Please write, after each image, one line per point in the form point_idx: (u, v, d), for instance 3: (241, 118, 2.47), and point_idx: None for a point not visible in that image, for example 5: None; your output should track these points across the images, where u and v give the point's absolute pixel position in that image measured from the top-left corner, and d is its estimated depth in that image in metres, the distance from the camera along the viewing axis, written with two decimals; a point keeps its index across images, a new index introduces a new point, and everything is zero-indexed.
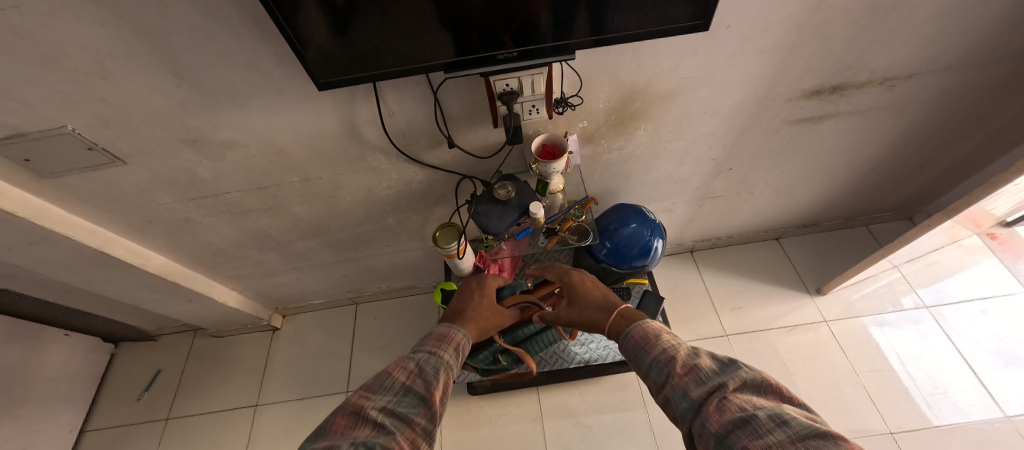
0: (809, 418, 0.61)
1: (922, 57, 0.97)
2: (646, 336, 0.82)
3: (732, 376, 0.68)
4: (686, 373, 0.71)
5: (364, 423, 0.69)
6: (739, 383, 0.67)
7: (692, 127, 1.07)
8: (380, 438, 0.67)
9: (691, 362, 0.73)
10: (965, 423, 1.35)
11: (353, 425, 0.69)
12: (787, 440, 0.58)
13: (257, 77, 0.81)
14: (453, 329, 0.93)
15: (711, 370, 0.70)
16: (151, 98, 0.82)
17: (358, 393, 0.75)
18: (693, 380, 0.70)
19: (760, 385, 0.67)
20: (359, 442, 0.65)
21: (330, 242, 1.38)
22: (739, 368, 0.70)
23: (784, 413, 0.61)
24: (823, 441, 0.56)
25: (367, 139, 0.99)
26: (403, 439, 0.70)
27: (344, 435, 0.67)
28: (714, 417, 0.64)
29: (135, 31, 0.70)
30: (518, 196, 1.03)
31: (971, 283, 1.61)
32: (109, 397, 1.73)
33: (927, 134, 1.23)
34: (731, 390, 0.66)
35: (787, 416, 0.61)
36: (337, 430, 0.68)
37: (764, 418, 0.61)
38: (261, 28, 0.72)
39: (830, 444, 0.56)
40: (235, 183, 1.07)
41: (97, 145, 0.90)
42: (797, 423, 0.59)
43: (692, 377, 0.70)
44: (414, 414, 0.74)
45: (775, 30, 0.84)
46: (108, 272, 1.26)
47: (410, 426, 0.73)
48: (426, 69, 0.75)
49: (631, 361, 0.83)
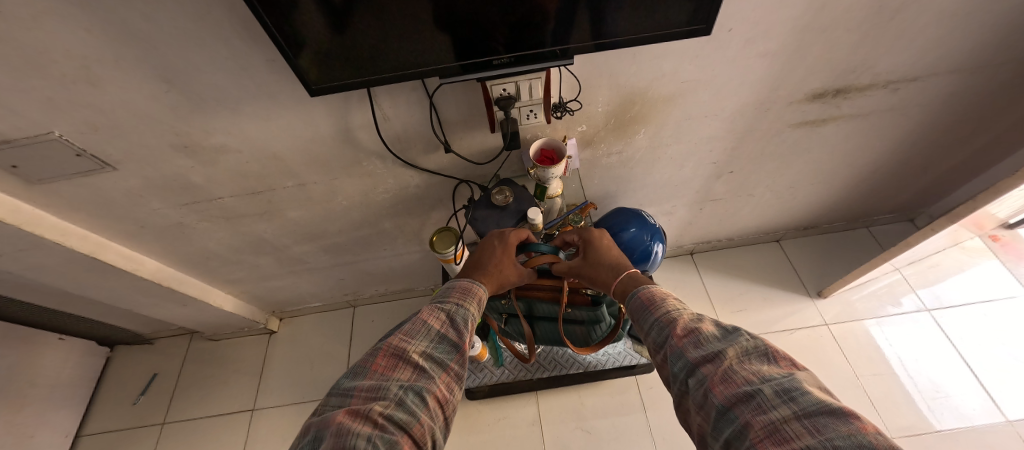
0: (823, 392, 0.52)
1: (927, 60, 0.95)
2: (650, 297, 0.75)
3: (737, 344, 0.60)
4: (686, 336, 0.64)
5: (405, 365, 0.66)
6: (744, 352, 0.59)
7: (693, 130, 1.06)
8: (423, 384, 0.65)
9: (693, 325, 0.65)
10: (967, 427, 1.35)
11: (392, 367, 0.65)
12: (794, 416, 0.50)
13: (248, 82, 0.79)
14: (479, 283, 0.83)
15: (715, 335, 0.62)
16: (140, 104, 0.80)
17: (395, 334, 0.70)
18: (692, 342, 0.63)
19: (772, 355, 0.58)
20: (406, 386, 0.63)
21: (327, 246, 1.37)
22: (747, 337, 0.61)
23: (794, 385, 0.53)
24: (837, 422, 0.48)
25: (362, 144, 0.97)
26: (443, 384, 0.67)
27: (386, 378, 0.64)
28: (714, 386, 0.56)
29: (122, 35, 0.68)
30: (516, 201, 1.01)
31: (973, 285, 1.60)
32: (105, 401, 1.71)
33: (931, 136, 1.22)
34: (736, 358, 0.58)
35: (798, 389, 0.52)
36: (376, 372, 0.64)
37: (769, 392, 0.53)
38: (251, 33, 0.70)
39: (844, 426, 0.47)
40: (229, 188, 1.05)
41: (86, 151, 0.88)
42: (808, 399, 0.51)
43: (691, 341, 0.63)
44: (449, 361, 0.70)
45: (778, 33, 0.82)
46: (101, 277, 1.24)
47: (448, 370, 0.69)
48: (422, 75, 0.74)
49: (631, 318, 0.76)
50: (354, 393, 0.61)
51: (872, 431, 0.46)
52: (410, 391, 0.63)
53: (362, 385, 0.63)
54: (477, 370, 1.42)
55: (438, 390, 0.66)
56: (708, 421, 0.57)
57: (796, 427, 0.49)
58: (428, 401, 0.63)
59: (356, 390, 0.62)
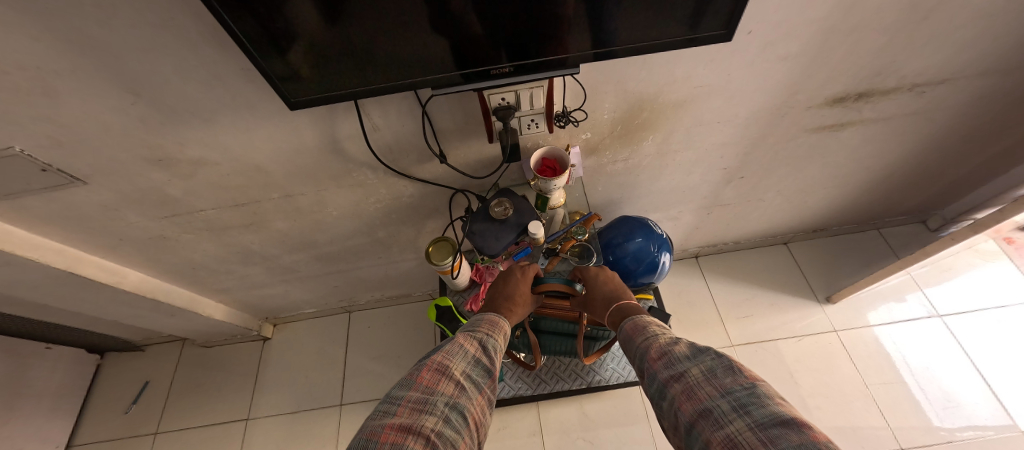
0: (779, 402, 0.56)
1: (957, 61, 0.89)
2: (634, 326, 0.78)
3: (703, 362, 0.64)
4: (659, 358, 0.68)
5: (449, 380, 0.65)
6: (710, 369, 0.63)
7: (704, 137, 1.00)
8: (464, 402, 0.64)
9: (666, 348, 0.69)
10: (978, 437, 1.33)
11: (436, 382, 0.65)
12: (749, 428, 0.54)
13: (223, 92, 0.72)
14: (503, 316, 0.82)
15: (684, 355, 0.67)
16: (106, 117, 0.73)
17: (438, 350, 0.70)
18: (664, 364, 0.67)
19: (735, 368, 0.62)
20: (450, 403, 0.63)
21: (318, 255, 1.31)
22: (714, 354, 0.65)
23: (751, 399, 0.57)
24: (789, 433, 0.52)
25: (351, 155, 0.91)
26: (479, 405, 0.67)
27: (431, 393, 0.63)
28: (681, 404, 0.61)
29: (77, 45, 0.61)
30: (517, 214, 0.95)
31: (987, 290, 1.56)
32: (96, 411, 1.66)
33: (951, 139, 1.16)
34: (701, 375, 0.63)
35: (754, 403, 0.56)
36: (422, 385, 0.63)
37: (727, 407, 0.57)
38: (222, 40, 0.63)
39: (795, 438, 0.51)
40: (210, 201, 0.99)
41: (52, 166, 0.81)
42: (762, 411, 0.55)
43: (663, 362, 0.67)
44: (486, 382, 0.70)
45: (800, 35, 0.76)
46: (82, 291, 1.18)
47: (484, 392, 0.69)
48: (412, 86, 0.67)
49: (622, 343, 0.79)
50: (402, 404, 0.61)
51: (820, 439, 0.50)
52: (453, 408, 0.63)
53: (409, 396, 0.62)
54: None
55: (475, 411, 0.66)
56: (683, 439, 0.62)
57: (751, 438, 0.53)
58: (469, 421, 0.64)
59: (403, 401, 0.61)
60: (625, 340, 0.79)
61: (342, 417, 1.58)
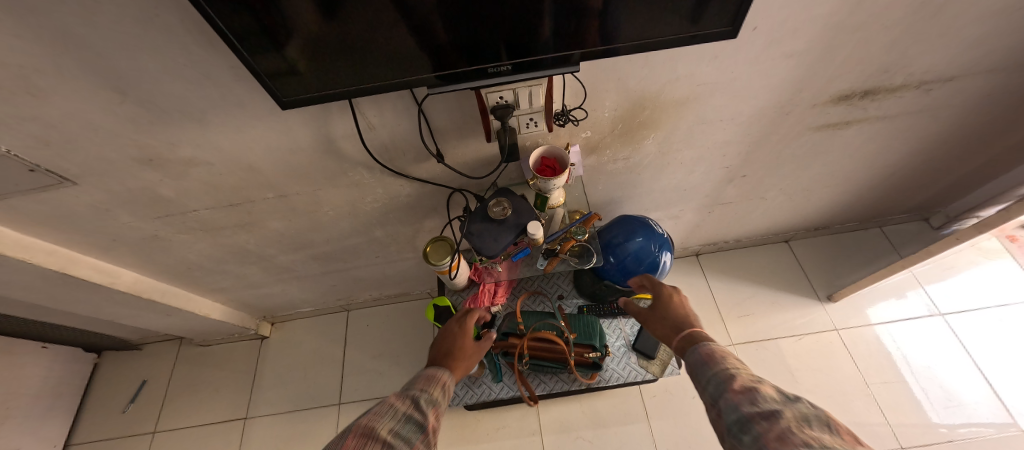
0: None
1: (965, 58, 0.87)
2: (712, 354, 0.74)
3: (797, 409, 0.58)
4: (743, 392, 0.63)
5: (373, 442, 0.61)
6: (804, 417, 0.56)
7: (706, 135, 0.98)
8: None
9: (752, 385, 0.64)
10: (977, 436, 1.32)
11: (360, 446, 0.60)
12: None
13: (214, 91, 0.70)
14: (443, 370, 0.80)
15: (773, 396, 0.61)
16: (93, 116, 0.72)
17: (363, 415, 0.65)
18: (749, 400, 0.62)
19: (835, 425, 0.55)
20: None
21: (315, 254, 1.29)
22: (808, 404, 0.59)
23: None
24: None
25: (346, 154, 0.89)
26: None
27: None
28: (767, 443, 0.55)
29: (60, 43, 0.59)
30: (516, 214, 0.94)
31: (989, 289, 1.54)
32: (93, 410, 1.65)
33: (957, 137, 1.14)
34: (793, 421, 0.56)
35: None
36: None
37: None
38: (211, 37, 0.61)
39: None
40: (204, 201, 0.97)
41: (40, 166, 0.79)
42: None
43: (747, 397, 0.62)
44: (418, 439, 0.65)
45: (807, 31, 0.74)
46: (76, 291, 1.17)
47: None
48: (407, 85, 0.65)
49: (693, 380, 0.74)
50: None
51: None
52: None
53: None
54: (469, 385, 1.17)
55: None
56: None
57: None
58: None
59: None
60: (698, 363, 0.74)
61: (341, 417, 1.57)
